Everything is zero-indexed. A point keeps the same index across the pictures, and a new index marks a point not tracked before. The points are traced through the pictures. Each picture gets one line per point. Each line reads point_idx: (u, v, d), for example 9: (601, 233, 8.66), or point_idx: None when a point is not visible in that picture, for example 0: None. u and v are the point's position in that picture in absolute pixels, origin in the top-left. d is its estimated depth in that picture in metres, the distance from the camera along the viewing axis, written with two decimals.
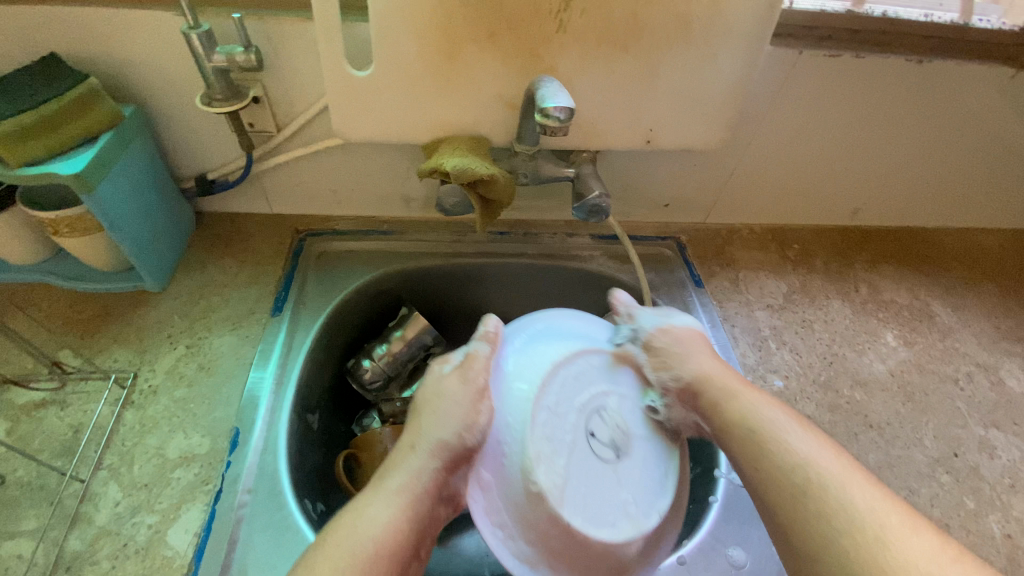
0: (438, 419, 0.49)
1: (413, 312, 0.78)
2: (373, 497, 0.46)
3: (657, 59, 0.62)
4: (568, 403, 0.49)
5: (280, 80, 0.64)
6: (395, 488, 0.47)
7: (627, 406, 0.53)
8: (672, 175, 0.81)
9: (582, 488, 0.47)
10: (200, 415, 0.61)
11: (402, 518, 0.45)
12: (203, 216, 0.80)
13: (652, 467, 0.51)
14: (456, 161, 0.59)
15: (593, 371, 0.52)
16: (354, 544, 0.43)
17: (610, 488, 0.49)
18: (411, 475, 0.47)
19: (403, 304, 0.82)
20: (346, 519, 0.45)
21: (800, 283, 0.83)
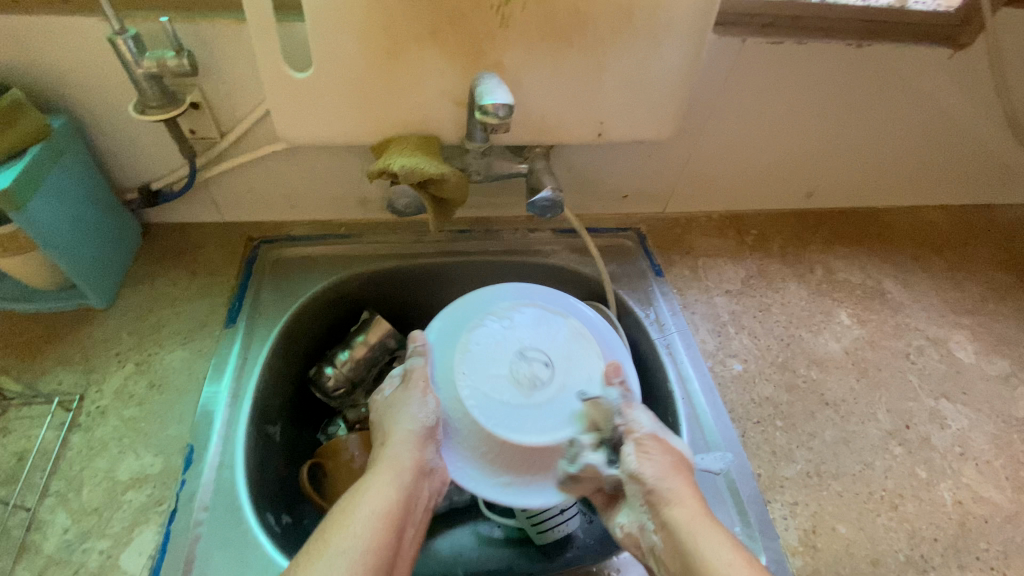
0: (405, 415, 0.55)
1: (374, 316, 0.76)
2: (366, 484, 0.50)
3: (602, 50, 0.62)
4: (507, 377, 0.57)
5: (220, 84, 0.62)
6: (391, 470, 0.51)
7: (510, 336, 0.60)
8: (629, 166, 0.81)
9: (557, 413, 0.57)
10: (152, 434, 0.59)
11: (396, 496, 0.50)
12: (150, 227, 0.78)
13: (557, 344, 0.61)
14: (405, 162, 0.59)
15: (479, 353, 0.59)
16: (358, 518, 0.47)
17: (560, 391, 0.58)
18: (389, 464, 0.52)
19: (365, 307, 0.80)
20: (342, 508, 0.48)
21: (757, 267, 0.85)
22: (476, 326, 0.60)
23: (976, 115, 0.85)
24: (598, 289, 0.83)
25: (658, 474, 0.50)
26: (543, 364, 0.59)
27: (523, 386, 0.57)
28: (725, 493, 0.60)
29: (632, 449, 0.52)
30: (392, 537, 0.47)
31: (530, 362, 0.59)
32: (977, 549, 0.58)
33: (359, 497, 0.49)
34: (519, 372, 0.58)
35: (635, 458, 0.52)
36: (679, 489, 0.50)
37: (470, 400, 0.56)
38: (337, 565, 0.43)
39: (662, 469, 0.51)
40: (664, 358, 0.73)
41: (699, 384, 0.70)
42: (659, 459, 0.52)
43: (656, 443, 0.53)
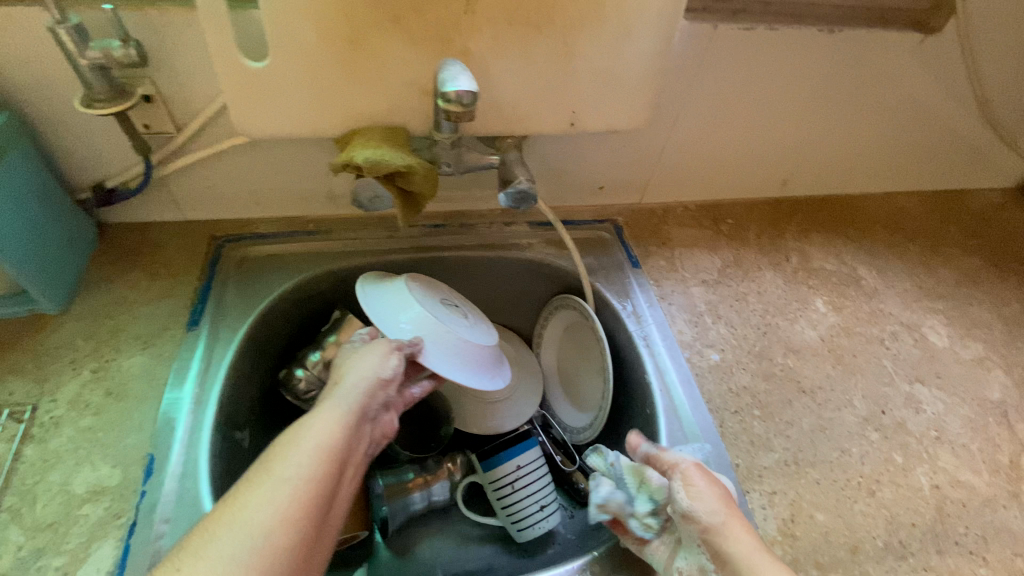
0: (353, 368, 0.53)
1: (346, 316, 0.73)
2: (309, 419, 0.46)
3: (572, 38, 0.61)
4: (447, 313, 0.67)
5: (173, 76, 0.60)
6: (338, 406, 0.48)
7: (421, 288, 0.69)
8: (603, 156, 0.80)
9: (485, 328, 0.70)
10: (110, 444, 0.56)
11: (344, 428, 0.46)
12: (107, 228, 0.74)
13: (446, 287, 0.73)
14: (369, 153, 0.56)
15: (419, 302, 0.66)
16: (304, 440, 0.43)
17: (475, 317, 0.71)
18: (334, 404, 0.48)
19: (336, 306, 0.78)
20: (281, 440, 0.43)
21: (734, 256, 0.85)
22: (398, 290, 0.66)
23: (945, 100, 0.86)
24: (575, 282, 0.82)
25: (709, 508, 0.46)
26: (451, 301, 0.71)
27: (457, 316, 0.68)
28: None
29: (679, 485, 0.49)
30: (335, 471, 0.43)
31: (444, 299, 0.70)
32: (956, 534, 0.59)
33: (297, 429, 0.44)
34: (447, 305, 0.69)
35: (684, 494, 0.48)
36: (735, 527, 0.45)
37: (443, 331, 0.64)
38: (279, 490, 0.38)
39: (711, 497, 0.47)
40: (641, 350, 0.72)
41: (676, 376, 0.69)
42: (709, 491, 0.47)
43: (705, 474, 0.49)
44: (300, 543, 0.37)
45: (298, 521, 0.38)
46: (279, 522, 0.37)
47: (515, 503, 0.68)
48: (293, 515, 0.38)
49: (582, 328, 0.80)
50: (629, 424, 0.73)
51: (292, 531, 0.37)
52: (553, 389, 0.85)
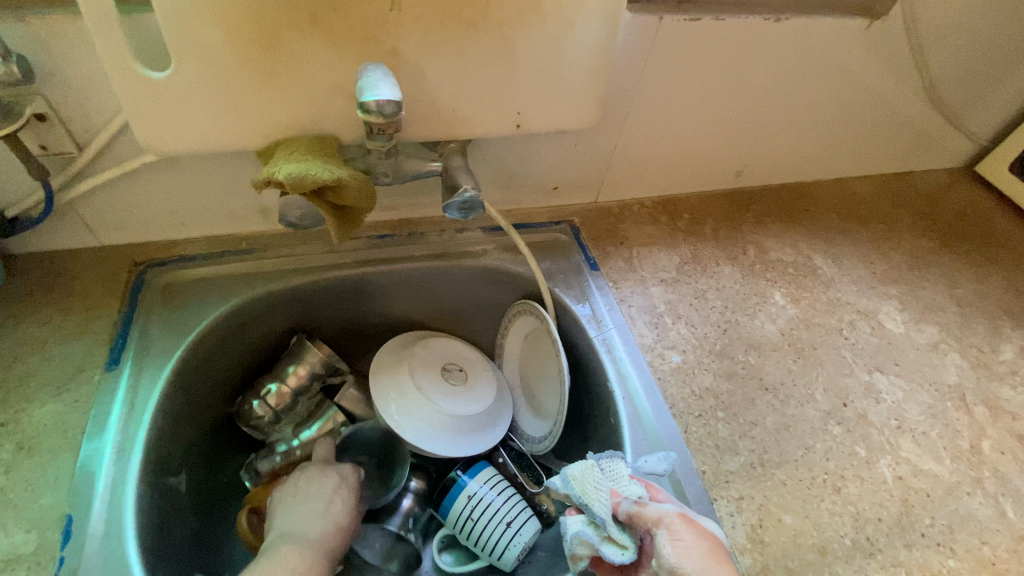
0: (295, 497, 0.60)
1: (309, 341, 0.73)
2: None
3: (510, 34, 0.57)
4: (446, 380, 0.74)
5: (67, 91, 0.53)
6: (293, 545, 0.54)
7: (441, 352, 0.77)
8: (553, 157, 0.77)
9: (479, 403, 0.75)
10: (23, 505, 0.50)
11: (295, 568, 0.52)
12: (13, 259, 0.67)
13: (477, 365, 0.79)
14: (292, 168, 0.51)
15: (426, 363, 0.75)
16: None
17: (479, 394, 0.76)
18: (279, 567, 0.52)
19: (296, 333, 0.75)
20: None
21: (691, 252, 0.83)
22: (421, 349, 0.76)
23: (891, 85, 0.86)
24: (533, 288, 0.79)
25: (697, 565, 0.45)
26: (464, 377, 0.76)
27: (456, 384, 0.75)
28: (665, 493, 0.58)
29: (664, 540, 0.47)
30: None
31: (459, 373, 0.76)
32: (921, 525, 0.59)
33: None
34: (452, 377, 0.75)
35: (670, 550, 0.46)
36: None
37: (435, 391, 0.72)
38: None
39: (702, 557, 0.46)
40: (603, 356, 0.70)
41: (639, 382, 0.67)
42: (696, 548, 0.46)
43: (693, 531, 0.48)
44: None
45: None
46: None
47: (480, 534, 0.65)
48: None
49: (541, 332, 0.77)
50: (593, 432, 0.71)
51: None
52: (517, 398, 0.82)
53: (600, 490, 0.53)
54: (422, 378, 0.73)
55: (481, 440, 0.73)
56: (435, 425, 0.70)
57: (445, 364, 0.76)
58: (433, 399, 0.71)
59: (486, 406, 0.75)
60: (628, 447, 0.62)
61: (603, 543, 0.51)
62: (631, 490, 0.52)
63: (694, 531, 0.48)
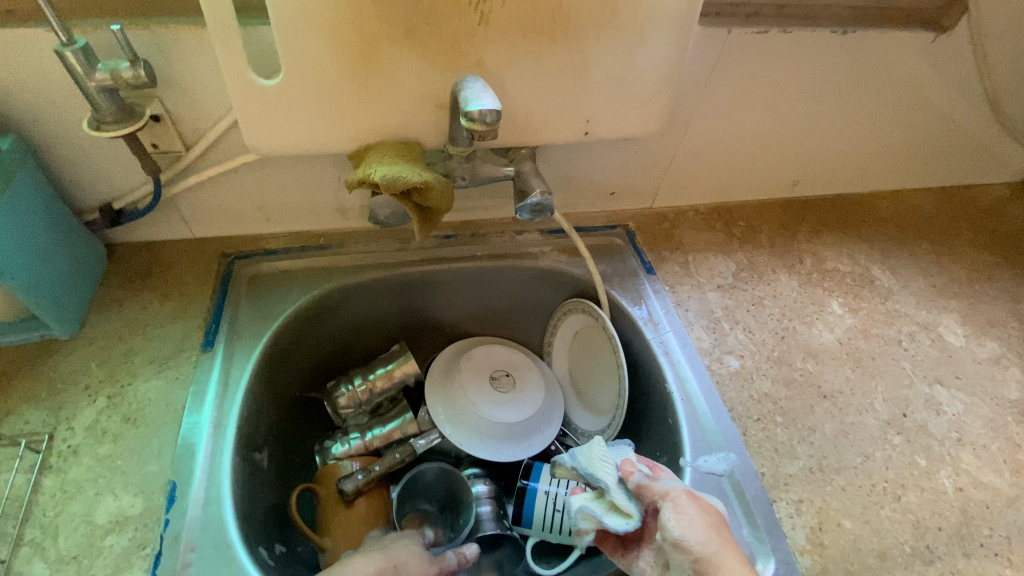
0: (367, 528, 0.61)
1: (404, 350, 0.78)
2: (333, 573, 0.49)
3: (587, 46, 0.60)
4: (493, 389, 0.79)
5: (182, 95, 0.58)
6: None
7: (487, 362, 0.82)
8: (614, 164, 0.80)
9: (528, 406, 0.79)
10: (130, 471, 0.55)
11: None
12: (116, 247, 0.73)
13: (526, 368, 0.83)
14: (386, 171, 0.56)
15: (473, 376, 0.80)
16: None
17: (528, 398, 0.80)
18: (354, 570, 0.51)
19: (397, 341, 0.84)
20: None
21: (747, 260, 0.84)
22: (468, 361, 0.81)
23: (954, 98, 0.86)
24: (590, 290, 0.81)
25: (701, 537, 0.46)
26: (512, 382, 0.81)
27: (503, 392, 0.79)
28: (723, 495, 0.60)
29: (669, 512, 0.48)
30: None
31: (506, 380, 0.81)
32: (982, 536, 0.59)
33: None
34: (499, 386, 0.80)
35: (675, 523, 0.47)
36: (725, 553, 0.46)
37: (483, 403, 0.77)
38: None
39: (707, 531, 0.47)
40: (660, 358, 0.71)
41: (697, 384, 0.69)
42: (699, 520, 0.47)
43: (695, 503, 0.49)
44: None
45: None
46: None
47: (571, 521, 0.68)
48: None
49: (594, 331, 0.80)
50: (648, 431, 0.73)
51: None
52: (568, 397, 0.85)
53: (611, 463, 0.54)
54: (472, 393, 0.78)
55: (541, 436, 0.78)
56: (488, 436, 0.76)
57: (491, 373, 0.81)
58: (486, 413, 0.76)
59: (536, 406, 0.79)
60: (687, 447, 0.63)
61: (607, 513, 0.52)
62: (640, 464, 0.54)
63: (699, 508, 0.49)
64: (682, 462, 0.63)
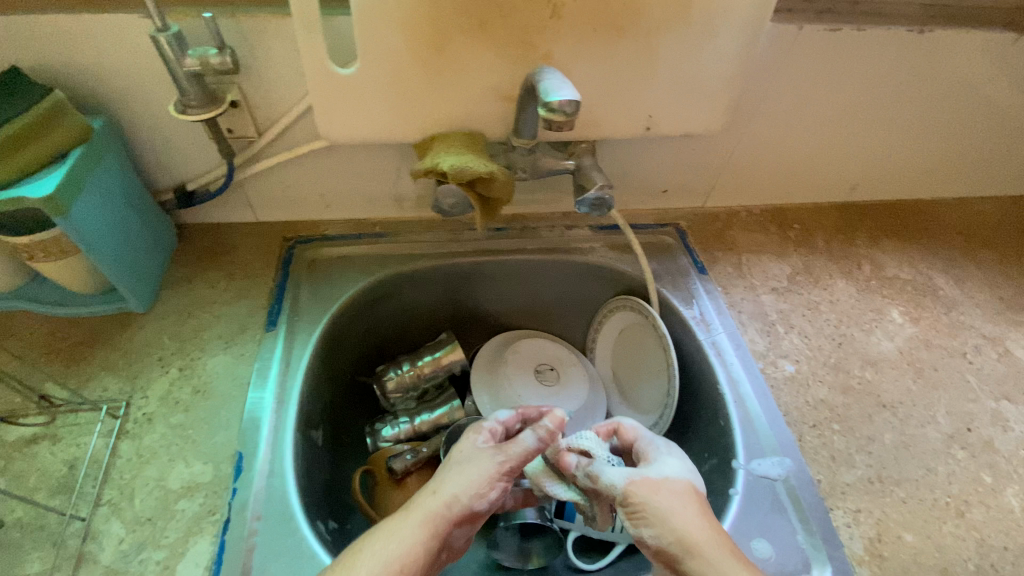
0: (454, 448, 0.54)
1: (451, 339, 0.79)
2: (378, 546, 0.45)
3: (656, 41, 0.59)
4: (538, 382, 0.80)
5: (260, 82, 0.61)
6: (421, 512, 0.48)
7: (532, 355, 0.83)
8: (671, 161, 0.79)
9: (571, 400, 0.79)
10: (200, 441, 0.58)
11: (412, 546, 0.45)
12: (184, 228, 0.76)
13: (569, 364, 0.83)
14: (453, 161, 0.57)
15: (518, 367, 0.81)
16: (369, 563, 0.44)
17: (571, 392, 0.80)
18: (407, 530, 0.46)
19: (444, 330, 0.85)
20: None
21: (803, 263, 0.83)
22: (513, 352, 0.82)
23: None
24: (640, 288, 0.81)
25: (654, 531, 0.46)
26: (556, 376, 0.81)
27: (548, 384, 0.80)
28: (777, 501, 0.59)
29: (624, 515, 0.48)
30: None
31: (550, 374, 0.81)
32: None
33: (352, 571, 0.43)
34: (544, 379, 0.81)
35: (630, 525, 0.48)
36: (684, 534, 0.45)
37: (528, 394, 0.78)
38: None
39: (660, 522, 0.46)
40: (713, 359, 0.70)
41: (750, 387, 0.68)
42: (655, 512, 0.47)
43: (644, 494, 0.48)
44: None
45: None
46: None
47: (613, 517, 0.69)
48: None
49: (642, 328, 0.79)
50: (696, 432, 0.72)
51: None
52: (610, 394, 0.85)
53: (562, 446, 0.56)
54: (518, 384, 0.79)
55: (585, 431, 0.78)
56: None
57: (536, 366, 0.82)
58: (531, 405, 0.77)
59: (580, 403, 0.80)
60: (740, 450, 0.63)
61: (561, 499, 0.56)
62: (577, 446, 0.56)
63: (647, 494, 0.48)
64: (734, 465, 0.62)
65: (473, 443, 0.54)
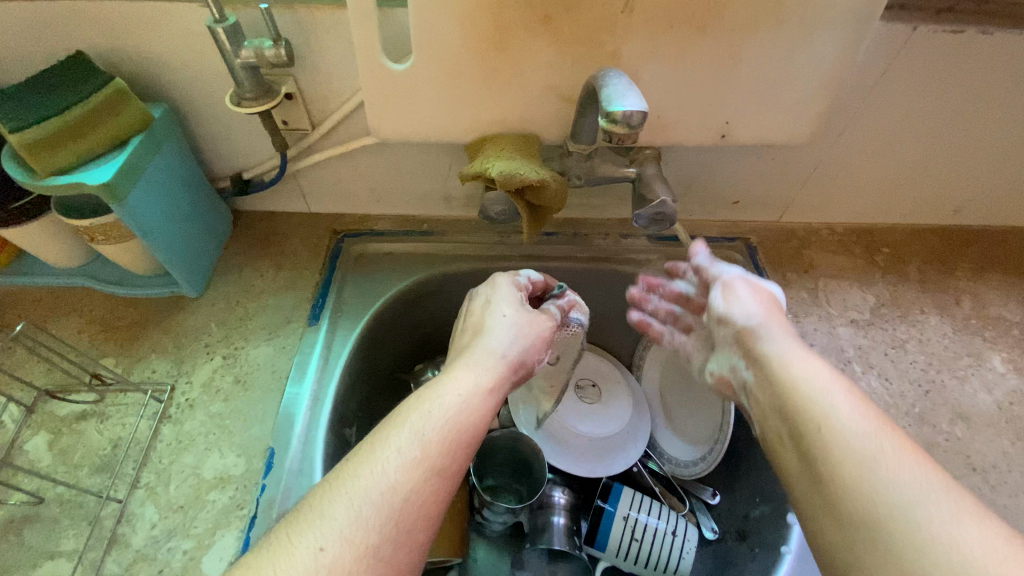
0: (479, 318, 0.57)
1: None
2: (427, 397, 0.45)
3: (739, 40, 0.53)
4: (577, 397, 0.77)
5: (314, 74, 0.59)
6: (467, 365, 0.49)
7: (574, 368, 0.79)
8: (745, 172, 0.72)
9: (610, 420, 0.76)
10: (236, 432, 0.58)
11: (466, 393, 0.46)
12: (240, 214, 0.77)
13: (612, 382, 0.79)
14: (503, 167, 0.53)
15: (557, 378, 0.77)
16: (427, 412, 0.44)
17: (611, 411, 0.76)
18: (452, 386, 0.47)
19: None
20: (367, 442, 0.42)
21: (890, 294, 0.73)
22: None
23: None
24: None
25: (745, 312, 0.50)
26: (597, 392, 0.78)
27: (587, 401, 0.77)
28: None
29: (718, 292, 0.53)
30: (467, 431, 0.44)
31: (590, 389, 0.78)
32: None
33: (406, 415, 0.43)
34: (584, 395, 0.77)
35: (722, 300, 0.53)
36: (772, 324, 0.49)
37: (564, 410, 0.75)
38: (380, 465, 0.40)
39: (758, 312, 0.50)
40: None
41: None
42: (751, 303, 0.51)
43: (744, 292, 0.53)
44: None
45: (351, 555, 0.35)
46: (325, 551, 0.35)
47: (647, 554, 0.65)
48: (344, 547, 0.35)
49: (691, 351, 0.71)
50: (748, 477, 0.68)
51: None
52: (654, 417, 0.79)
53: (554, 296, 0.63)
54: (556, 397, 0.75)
55: (624, 456, 0.73)
56: (567, 446, 0.73)
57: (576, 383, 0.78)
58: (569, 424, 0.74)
59: (622, 424, 0.76)
60: (794, 535, 0.58)
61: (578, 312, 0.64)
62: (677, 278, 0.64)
63: (750, 289, 0.53)
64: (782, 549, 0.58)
65: (497, 316, 0.56)
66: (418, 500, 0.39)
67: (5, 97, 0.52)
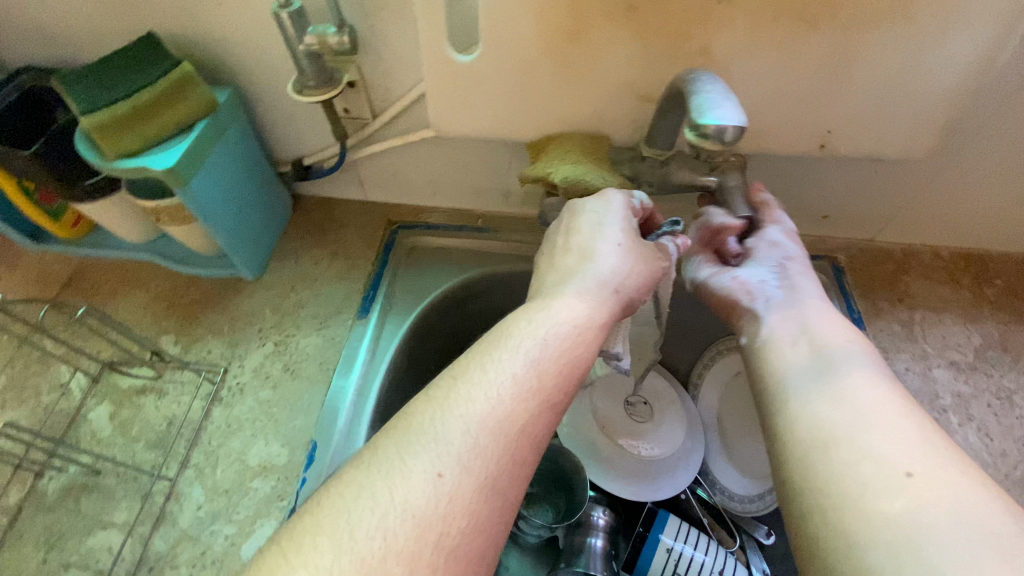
0: (583, 234, 0.48)
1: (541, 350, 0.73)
2: (539, 321, 0.41)
3: (855, 39, 0.45)
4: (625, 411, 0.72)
5: (378, 62, 0.57)
6: (568, 291, 0.44)
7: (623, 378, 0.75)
8: (841, 183, 0.64)
9: (662, 438, 0.71)
10: (281, 421, 0.59)
11: (569, 321, 0.41)
12: (299, 198, 0.77)
13: (666, 398, 0.74)
14: (568, 171, 0.52)
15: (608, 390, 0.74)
16: (531, 335, 0.39)
17: (662, 429, 0.72)
18: (564, 312, 0.42)
19: None
20: (469, 361, 0.38)
21: (1001, 334, 0.64)
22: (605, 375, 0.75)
23: None
24: None
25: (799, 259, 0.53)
26: (647, 407, 0.73)
27: (636, 416, 0.72)
28: None
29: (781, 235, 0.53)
30: (576, 365, 0.40)
31: (641, 404, 0.73)
32: None
33: (516, 338, 0.39)
34: (633, 412, 0.72)
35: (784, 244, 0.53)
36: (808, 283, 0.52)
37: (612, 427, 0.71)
38: (485, 390, 0.36)
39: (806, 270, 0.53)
40: None
41: None
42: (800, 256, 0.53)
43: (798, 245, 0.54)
44: (480, 520, 0.32)
45: (469, 486, 0.32)
46: (442, 478, 0.32)
47: None
48: (463, 477, 0.32)
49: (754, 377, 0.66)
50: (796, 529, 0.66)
51: (469, 508, 0.31)
52: (710, 441, 0.74)
53: (664, 235, 0.53)
54: (602, 412, 0.72)
55: (673, 482, 0.69)
56: (613, 465, 0.69)
57: (627, 399, 0.73)
58: (616, 439, 0.70)
59: (673, 447, 0.71)
60: None
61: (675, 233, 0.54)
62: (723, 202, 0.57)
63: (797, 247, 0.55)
64: None
65: (607, 236, 0.47)
66: (527, 430, 0.35)
67: (80, 78, 0.54)
